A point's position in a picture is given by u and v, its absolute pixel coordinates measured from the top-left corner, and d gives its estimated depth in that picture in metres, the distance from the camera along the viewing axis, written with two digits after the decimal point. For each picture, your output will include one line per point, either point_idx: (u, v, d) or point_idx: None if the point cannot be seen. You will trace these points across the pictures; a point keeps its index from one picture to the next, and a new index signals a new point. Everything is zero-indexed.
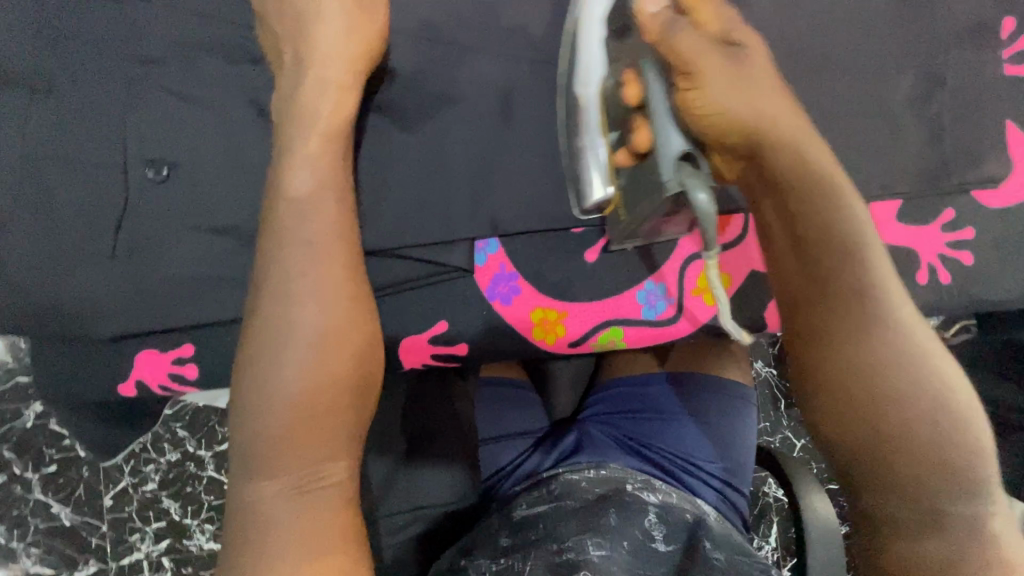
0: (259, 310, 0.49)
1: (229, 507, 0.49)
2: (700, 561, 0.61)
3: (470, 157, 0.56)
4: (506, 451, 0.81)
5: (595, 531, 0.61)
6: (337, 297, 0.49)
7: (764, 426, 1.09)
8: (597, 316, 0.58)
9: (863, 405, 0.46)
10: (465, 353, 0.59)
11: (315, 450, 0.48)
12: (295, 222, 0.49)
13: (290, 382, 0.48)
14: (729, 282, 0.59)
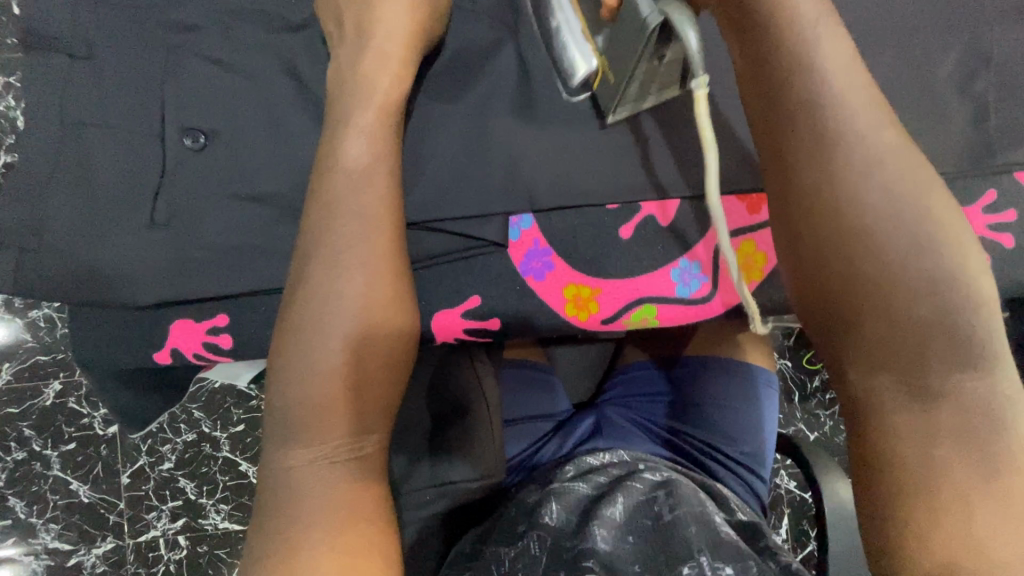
0: (305, 280, 0.49)
1: (261, 476, 0.49)
2: (707, 538, 0.60)
3: (504, 130, 0.55)
4: (529, 434, 0.81)
5: (603, 519, 0.62)
6: (382, 269, 0.49)
7: (778, 417, 1.08)
8: (629, 294, 0.57)
9: (879, 322, 0.43)
10: (497, 328, 0.58)
11: (346, 422, 0.48)
12: (338, 197, 0.49)
13: (331, 351, 0.48)
14: (765, 261, 0.58)
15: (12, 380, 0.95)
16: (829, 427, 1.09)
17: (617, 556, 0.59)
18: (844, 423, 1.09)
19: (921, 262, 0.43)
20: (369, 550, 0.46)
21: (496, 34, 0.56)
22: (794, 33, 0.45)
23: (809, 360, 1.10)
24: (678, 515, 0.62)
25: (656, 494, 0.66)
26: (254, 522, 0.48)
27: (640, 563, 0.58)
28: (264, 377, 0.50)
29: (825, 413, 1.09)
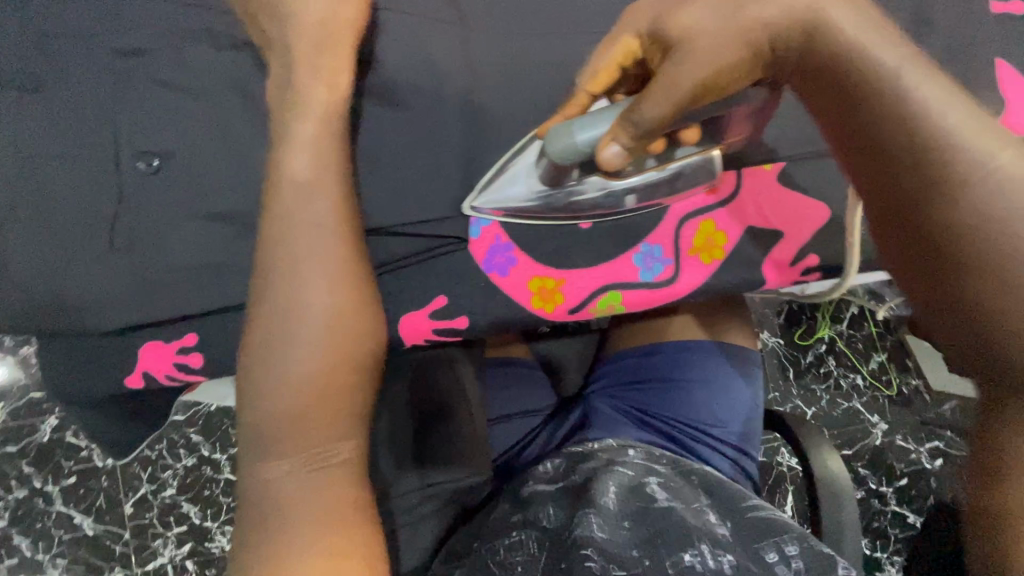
0: (265, 294, 0.49)
1: (240, 488, 0.49)
2: (706, 532, 0.64)
3: (459, 131, 0.55)
4: (517, 431, 0.82)
5: (599, 508, 0.66)
6: (347, 277, 0.50)
7: (774, 396, 1.09)
8: (594, 281, 0.58)
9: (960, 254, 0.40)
10: (467, 326, 0.58)
11: (324, 428, 0.48)
12: (299, 198, 0.49)
13: (302, 360, 0.48)
14: (725, 240, 0.58)
15: (8, 419, 0.95)
16: (826, 401, 1.09)
17: (615, 539, 0.63)
18: (840, 396, 1.10)
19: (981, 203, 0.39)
20: (360, 557, 0.47)
21: (436, 31, 0.55)
22: (691, 35, 0.40)
23: (801, 336, 1.11)
24: (675, 505, 0.67)
25: (650, 479, 0.71)
26: (238, 532, 0.48)
27: (639, 547, 0.62)
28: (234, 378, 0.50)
29: (820, 387, 1.10)
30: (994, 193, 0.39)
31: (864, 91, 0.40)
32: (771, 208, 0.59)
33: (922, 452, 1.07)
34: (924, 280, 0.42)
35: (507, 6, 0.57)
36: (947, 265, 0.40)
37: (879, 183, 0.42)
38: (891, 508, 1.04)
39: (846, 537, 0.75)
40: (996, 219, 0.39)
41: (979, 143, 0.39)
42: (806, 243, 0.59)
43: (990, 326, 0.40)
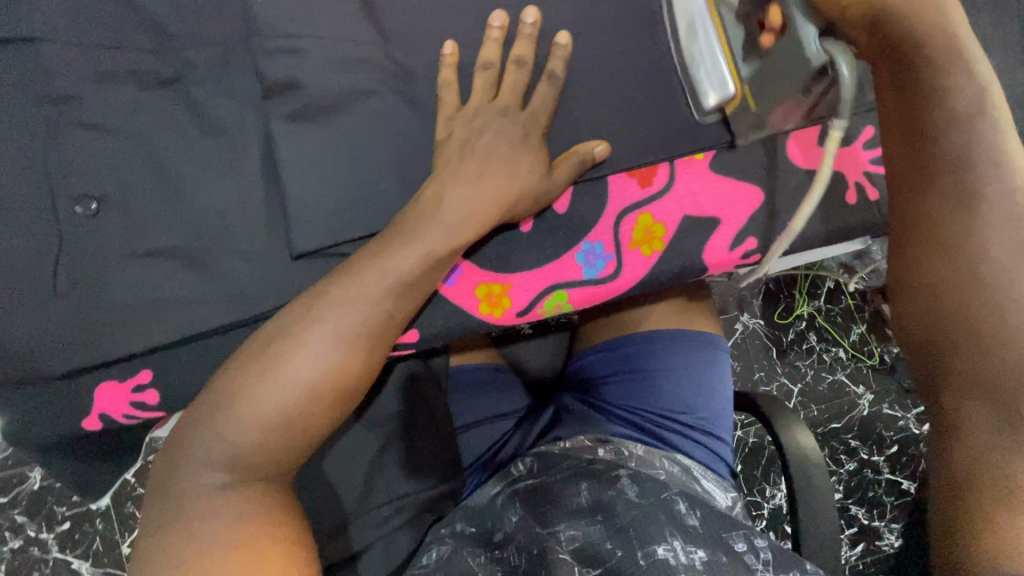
0: (304, 298, 0.52)
1: (167, 484, 0.49)
2: (675, 525, 0.64)
3: (390, 150, 0.57)
4: (489, 436, 0.84)
5: (574, 519, 0.66)
6: (378, 296, 0.51)
7: (759, 375, 1.11)
8: (539, 283, 0.59)
9: (963, 237, 0.48)
10: (418, 340, 0.58)
11: (274, 437, 0.49)
12: (405, 262, 0.51)
13: (310, 372, 0.49)
14: (663, 231, 0.60)
15: None
16: (810, 375, 1.10)
17: (589, 534, 0.64)
18: (824, 369, 1.11)
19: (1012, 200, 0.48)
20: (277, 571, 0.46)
21: (358, 51, 0.56)
22: None
23: (779, 315, 1.12)
24: (646, 499, 0.68)
25: (621, 475, 0.72)
26: (150, 525, 0.47)
27: (611, 539, 0.63)
28: (200, 396, 0.51)
29: (804, 363, 1.11)
30: (1013, 224, 0.48)
31: (922, 68, 0.48)
32: (705, 196, 0.60)
33: (909, 419, 1.09)
34: (908, 283, 0.51)
35: (426, 19, 0.57)
36: (930, 239, 0.49)
37: (909, 191, 0.51)
38: (884, 477, 1.07)
39: (818, 510, 0.76)
40: (979, 247, 0.48)
41: (990, 125, 0.48)
42: (745, 227, 0.60)
43: (957, 319, 0.48)
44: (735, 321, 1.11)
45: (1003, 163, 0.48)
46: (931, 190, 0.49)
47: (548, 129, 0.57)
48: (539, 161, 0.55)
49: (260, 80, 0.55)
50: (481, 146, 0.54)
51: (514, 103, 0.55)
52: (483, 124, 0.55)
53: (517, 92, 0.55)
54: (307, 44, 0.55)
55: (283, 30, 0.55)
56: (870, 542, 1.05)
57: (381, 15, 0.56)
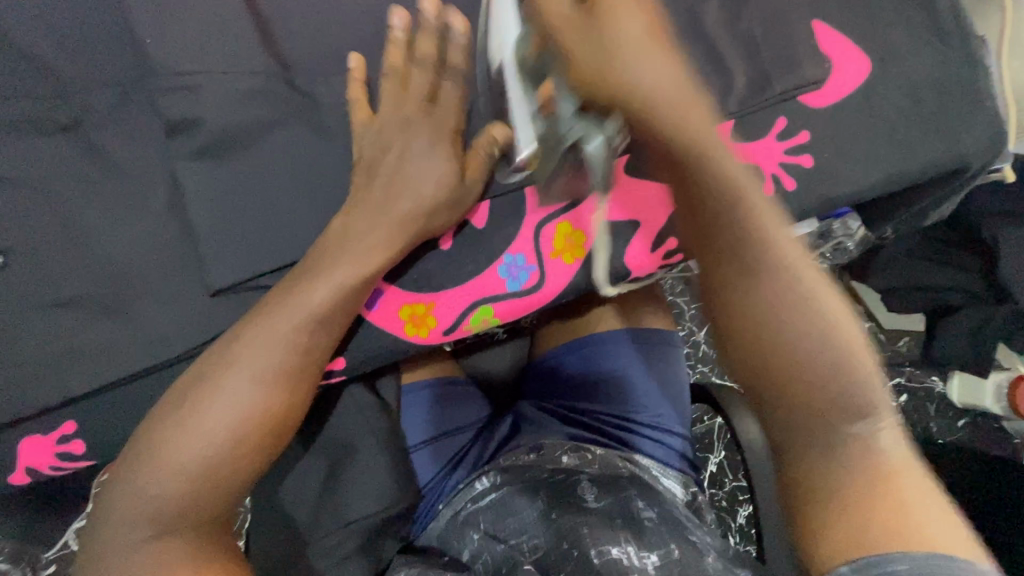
0: (221, 341, 0.51)
1: (92, 547, 0.46)
2: (628, 526, 0.64)
3: (298, 178, 0.56)
4: (444, 451, 0.82)
5: (533, 528, 0.67)
6: (293, 328, 0.50)
7: None
8: (463, 300, 0.59)
9: (776, 300, 0.45)
10: (346, 366, 0.58)
11: (197, 484, 0.47)
12: (317, 294, 0.51)
13: (229, 411, 0.48)
14: (584, 239, 0.60)
15: None
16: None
17: (548, 538, 0.65)
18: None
19: (810, 266, 0.46)
20: None
21: (257, 83, 0.55)
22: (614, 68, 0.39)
23: None
24: (603, 503, 0.68)
25: (580, 480, 0.73)
26: None
27: (568, 539, 0.64)
28: (121, 455, 0.49)
29: None
30: (793, 278, 0.45)
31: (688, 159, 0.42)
32: (624, 200, 0.60)
33: None
34: (732, 331, 0.47)
35: (325, 45, 0.57)
36: (753, 311, 0.46)
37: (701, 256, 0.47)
38: None
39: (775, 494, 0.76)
40: (795, 307, 0.45)
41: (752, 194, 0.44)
42: (664, 226, 0.61)
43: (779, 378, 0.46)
44: (704, 308, 1.08)
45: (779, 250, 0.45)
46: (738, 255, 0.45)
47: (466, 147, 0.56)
48: (451, 176, 0.54)
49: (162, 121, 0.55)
50: (394, 167, 0.54)
51: (425, 116, 0.54)
52: (392, 144, 0.54)
53: (428, 108, 0.54)
54: (204, 79, 0.54)
55: (180, 70, 0.54)
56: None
57: (279, 45, 0.56)
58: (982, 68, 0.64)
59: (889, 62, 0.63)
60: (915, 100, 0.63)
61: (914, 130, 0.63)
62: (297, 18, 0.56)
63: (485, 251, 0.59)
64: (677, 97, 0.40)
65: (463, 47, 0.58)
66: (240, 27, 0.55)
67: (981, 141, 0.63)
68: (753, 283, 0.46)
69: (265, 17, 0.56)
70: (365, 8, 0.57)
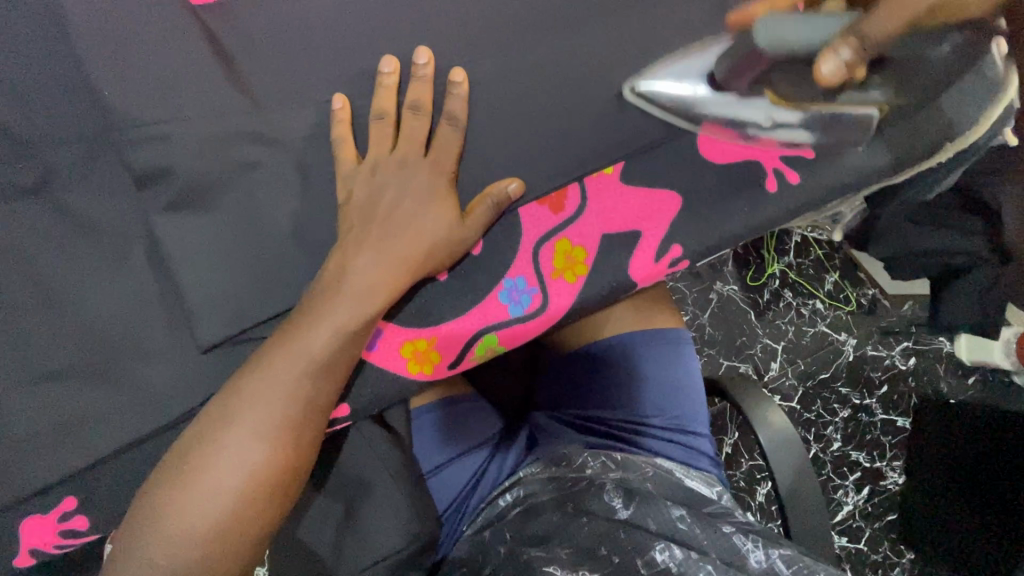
0: (220, 397, 0.48)
1: None
2: (663, 530, 0.63)
3: (282, 221, 0.53)
4: (461, 473, 0.79)
5: (562, 534, 0.65)
6: (296, 381, 0.47)
7: (742, 340, 1.02)
8: (465, 330, 0.56)
9: None
10: (350, 411, 0.56)
11: (205, 555, 0.44)
12: (317, 341, 0.48)
13: (233, 476, 0.45)
14: (584, 255, 0.57)
15: None
16: (791, 332, 1.03)
17: (580, 542, 0.63)
18: (805, 324, 1.03)
19: None
20: None
21: (229, 126, 0.52)
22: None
23: (753, 277, 1.04)
24: (633, 509, 0.66)
25: (605, 484, 0.71)
26: None
27: (606, 544, 0.62)
28: (122, 525, 0.46)
29: (785, 321, 1.03)
30: None
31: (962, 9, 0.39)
32: (621, 210, 0.58)
33: (895, 356, 1.02)
34: None
35: (295, 78, 0.54)
36: None
37: None
38: (880, 417, 1.00)
39: (801, 485, 0.74)
40: None
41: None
42: (665, 233, 0.58)
43: None
44: (708, 291, 1.03)
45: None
46: None
47: (456, 174, 0.54)
48: (448, 214, 0.52)
49: (131, 175, 0.51)
50: (387, 203, 0.51)
51: (415, 152, 0.52)
52: (385, 181, 0.52)
53: (417, 142, 0.52)
54: (172, 126, 0.51)
55: (149, 120, 0.51)
56: (874, 485, 0.98)
57: (247, 82, 0.53)
58: None
59: None
60: None
61: None
62: (262, 53, 0.53)
63: (484, 277, 0.57)
64: None
65: (443, 66, 0.55)
66: (204, 66, 0.52)
67: None
68: None
69: (233, 55, 0.53)
70: (334, 35, 0.54)
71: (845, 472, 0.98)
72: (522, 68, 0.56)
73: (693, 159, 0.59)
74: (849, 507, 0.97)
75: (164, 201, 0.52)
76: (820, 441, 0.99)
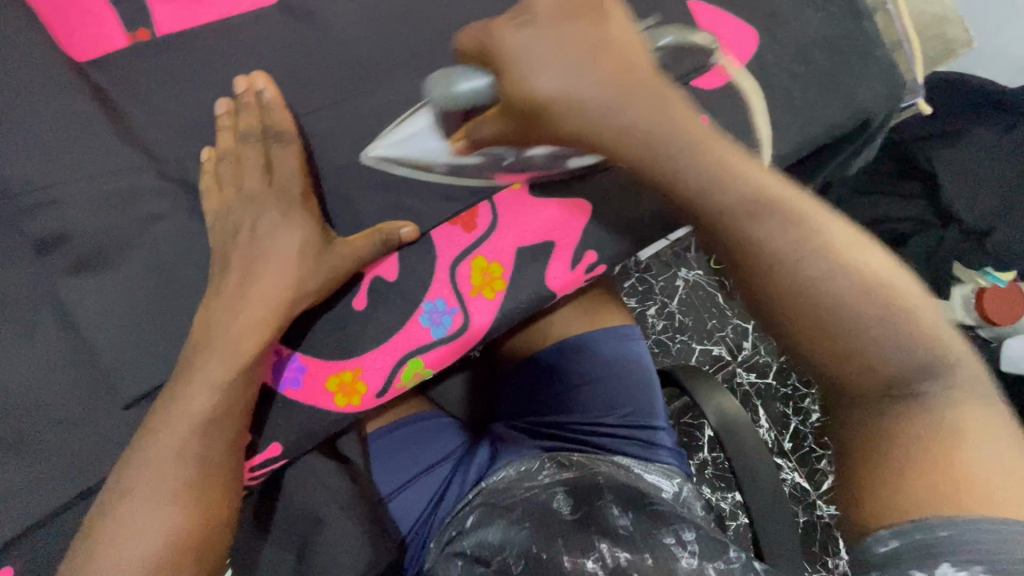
0: (123, 460, 0.48)
1: None
2: (602, 534, 0.61)
3: (193, 269, 0.53)
4: (423, 492, 0.75)
5: (514, 539, 0.62)
6: (193, 436, 0.47)
7: (709, 324, 1.04)
8: (390, 357, 0.57)
9: (796, 299, 0.40)
10: (285, 450, 0.56)
11: None
12: (196, 400, 0.48)
13: (141, 540, 0.45)
14: (501, 269, 0.58)
15: None
16: None
17: (526, 547, 0.61)
18: None
19: (798, 228, 0.40)
20: None
21: (129, 178, 0.52)
22: (606, 123, 0.41)
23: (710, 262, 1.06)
24: (578, 514, 0.64)
25: (556, 491, 0.69)
26: None
27: (549, 547, 0.60)
28: None
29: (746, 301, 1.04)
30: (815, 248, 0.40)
31: (660, 163, 0.42)
32: (536, 222, 0.59)
33: None
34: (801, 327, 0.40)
35: (190, 125, 0.54)
36: (802, 322, 0.40)
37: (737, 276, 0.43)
38: None
39: (760, 468, 0.72)
40: (812, 318, 0.40)
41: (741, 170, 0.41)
42: (581, 241, 0.59)
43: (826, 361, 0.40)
44: (673, 278, 1.06)
45: (722, 163, 0.41)
46: (737, 231, 0.41)
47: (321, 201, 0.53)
48: (314, 245, 0.51)
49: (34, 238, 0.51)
50: (255, 238, 0.51)
51: (305, 192, 0.52)
52: (250, 223, 0.51)
53: (304, 182, 0.52)
54: (70, 184, 0.51)
55: (43, 182, 0.51)
56: None
57: (143, 134, 0.53)
58: (869, 17, 0.63)
59: (773, 32, 0.62)
60: (810, 62, 0.62)
61: (815, 91, 0.62)
62: (155, 102, 0.53)
63: (405, 302, 0.57)
64: (668, 111, 0.41)
65: (340, 98, 0.55)
66: (95, 121, 0.52)
67: (880, 92, 0.63)
68: (774, 278, 0.40)
69: (124, 109, 0.53)
70: (225, 78, 0.54)
71: (826, 442, 0.99)
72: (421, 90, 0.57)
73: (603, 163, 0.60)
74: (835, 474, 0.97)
75: (73, 260, 0.52)
76: (798, 414, 1.00)
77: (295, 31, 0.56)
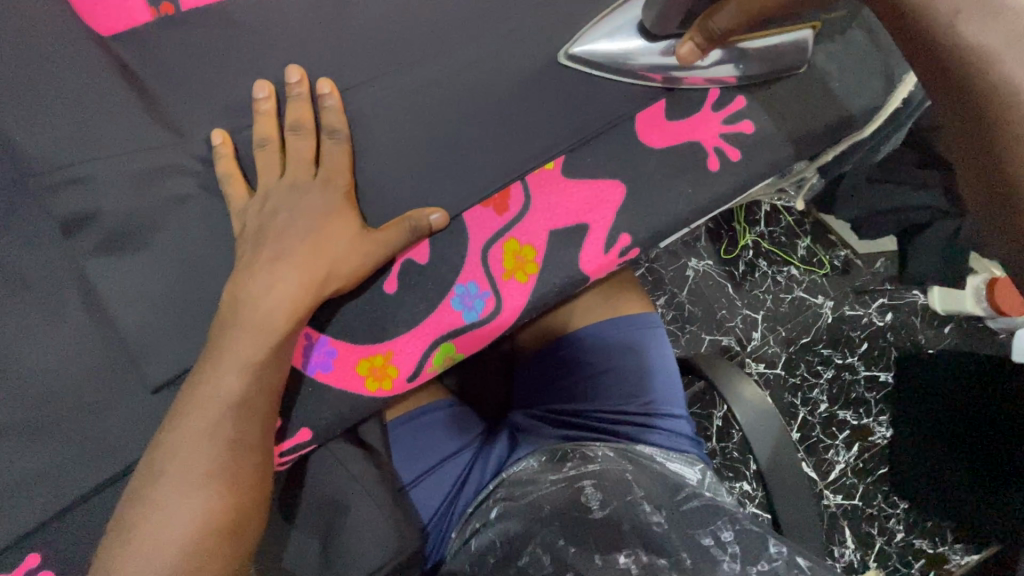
0: (151, 447, 0.47)
1: None
2: (637, 533, 0.58)
3: (221, 250, 0.52)
4: (442, 481, 0.75)
5: (543, 538, 0.59)
6: (224, 420, 0.46)
7: (722, 314, 1.03)
8: (421, 342, 0.56)
9: None
10: (314, 436, 0.55)
11: None
12: (227, 383, 0.47)
13: (170, 530, 0.43)
14: (534, 253, 0.57)
15: None
16: (770, 300, 1.03)
17: (554, 547, 0.57)
18: (781, 291, 1.04)
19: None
20: None
21: (154, 156, 0.51)
22: None
23: (726, 250, 1.05)
24: (609, 511, 0.61)
25: (585, 485, 0.66)
26: None
27: (576, 544, 0.58)
28: None
29: (762, 290, 1.04)
30: None
31: None
32: (567, 205, 0.58)
33: (872, 313, 1.02)
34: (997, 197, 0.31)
35: (215, 103, 0.52)
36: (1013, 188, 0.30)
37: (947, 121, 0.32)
38: (866, 374, 1.01)
39: (787, 457, 0.71)
40: None
41: None
42: (613, 224, 0.58)
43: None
44: (684, 268, 1.04)
45: None
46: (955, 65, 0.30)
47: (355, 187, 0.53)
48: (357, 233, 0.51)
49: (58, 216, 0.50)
50: (295, 220, 0.50)
51: (342, 173, 0.52)
52: (276, 207, 0.50)
53: (342, 165, 0.52)
54: (95, 161, 0.50)
55: (68, 158, 0.49)
56: (863, 441, 0.98)
57: (168, 111, 0.51)
58: None
59: None
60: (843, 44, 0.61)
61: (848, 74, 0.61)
62: (179, 78, 0.52)
63: (434, 286, 0.56)
64: None
65: (368, 77, 0.54)
66: (120, 96, 0.50)
67: None
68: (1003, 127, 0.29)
69: (149, 85, 0.51)
70: (250, 55, 0.53)
71: (836, 433, 0.99)
72: (449, 71, 0.55)
73: (634, 146, 0.58)
74: (841, 465, 0.97)
75: (97, 238, 0.50)
76: (806, 404, 1.00)
77: (321, 7, 0.55)
